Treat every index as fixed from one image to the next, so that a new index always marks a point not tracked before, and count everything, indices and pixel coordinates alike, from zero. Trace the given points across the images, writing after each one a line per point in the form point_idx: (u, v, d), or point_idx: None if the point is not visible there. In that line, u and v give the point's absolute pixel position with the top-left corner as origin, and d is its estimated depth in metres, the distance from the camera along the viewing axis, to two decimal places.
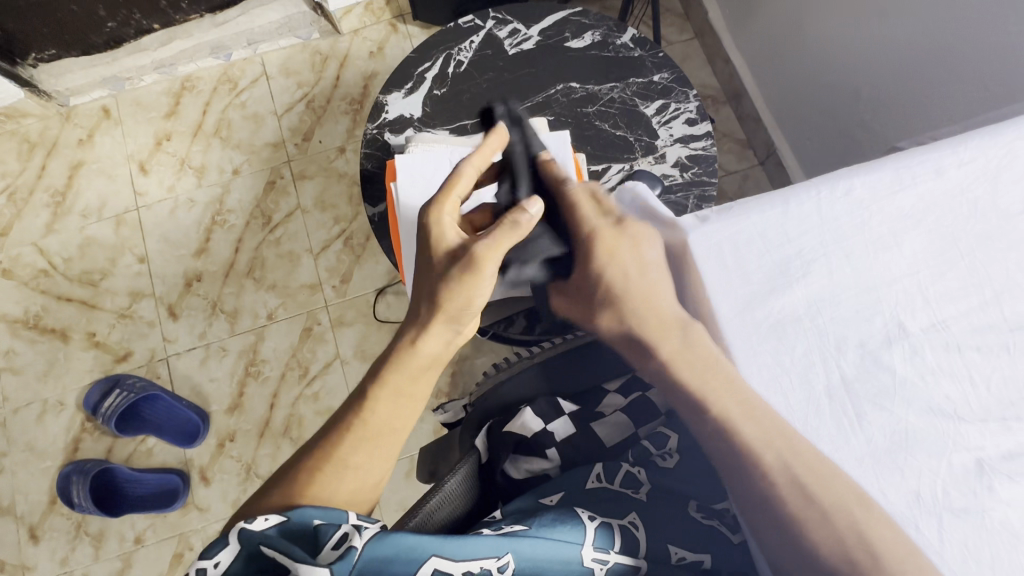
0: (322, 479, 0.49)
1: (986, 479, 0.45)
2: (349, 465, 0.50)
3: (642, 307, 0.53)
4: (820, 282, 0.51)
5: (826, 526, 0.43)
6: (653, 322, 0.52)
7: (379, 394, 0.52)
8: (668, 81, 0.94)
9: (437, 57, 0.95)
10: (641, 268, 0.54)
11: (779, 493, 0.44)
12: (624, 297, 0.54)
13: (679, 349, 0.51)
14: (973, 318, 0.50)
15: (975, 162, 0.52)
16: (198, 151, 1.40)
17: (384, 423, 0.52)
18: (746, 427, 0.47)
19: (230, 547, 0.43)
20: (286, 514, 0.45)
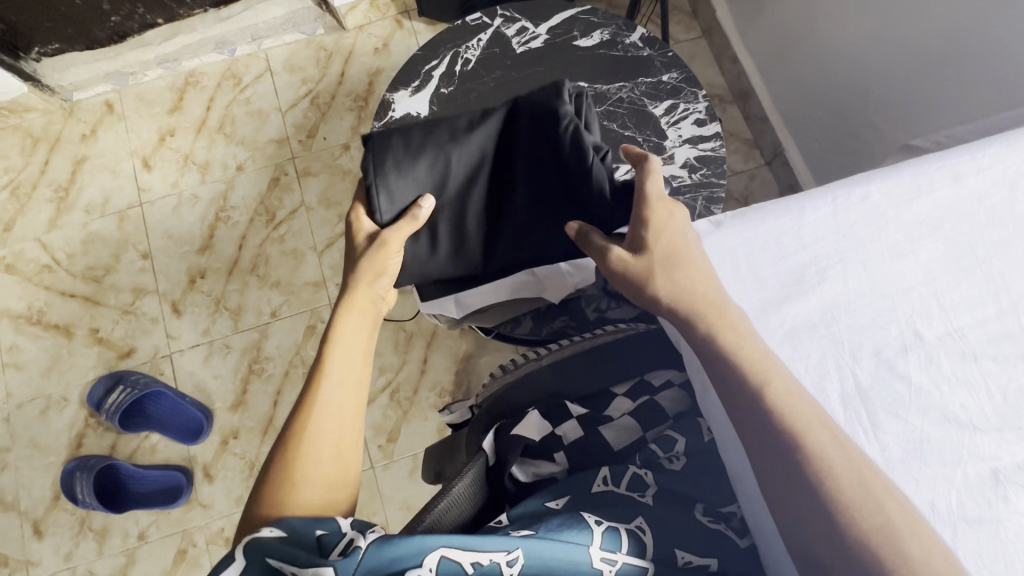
0: (302, 460, 0.53)
1: (1002, 489, 0.45)
2: (326, 435, 0.55)
3: (697, 269, 0.52)
4: (835, 289, 0.51)
5: (876, 513, 0.42)
6: (714, 290, 0.51)
7: (334, 358, 0.59)
8: (678, 81, 0.94)
9: (444, 55, 0.94)
10: (692, 238, 0.54)
11: (834, 474, 0.43)
12: (677, 259, 0.53)
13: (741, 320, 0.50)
14: (989, 327, 0.49)
15: (994, 169, 0.52)
16: (202, 147, 1.39)
17: (344, 399, 0.57)
18: (800, 411, 0.46)
19: (235, 563, 0.43)
20: (283, 525, 0.46)
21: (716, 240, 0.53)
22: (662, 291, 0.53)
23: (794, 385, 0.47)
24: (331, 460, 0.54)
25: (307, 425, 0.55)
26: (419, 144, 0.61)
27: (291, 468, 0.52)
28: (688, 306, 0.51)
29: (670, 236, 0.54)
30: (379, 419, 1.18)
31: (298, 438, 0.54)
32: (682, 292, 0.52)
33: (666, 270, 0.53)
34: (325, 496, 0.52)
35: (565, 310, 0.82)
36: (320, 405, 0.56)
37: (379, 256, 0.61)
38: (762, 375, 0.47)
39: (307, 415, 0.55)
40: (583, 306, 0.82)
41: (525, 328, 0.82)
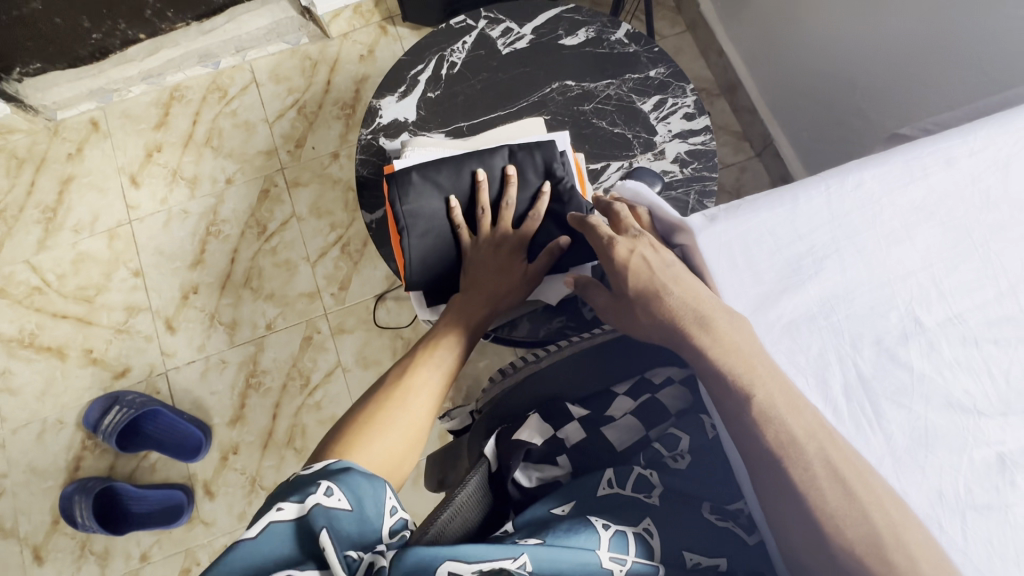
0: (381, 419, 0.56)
1: (1008, 474, 0.43)
2: (406, 410, 0.58)
3: (671, 300, 0.51)
4: (831, 280, 0.49)
5: (861, 524, 0.40)
6: (700, 303, 0.49)
7: (429, 356, 0.65)
8: (665, 76, 0.93)
9: (429, 59, 0.94)
10: (663, 261, 0.53)
11: (819, 485, 0.42)
12: (660, 287, 0.52)
13: (728, 330, 0.48)
14: (989, 310, 0.47)
15: (986, 151, 0.50)
16: (189, 161, 1.38)
17: (428, 374, 0.62)
18: (788, 421, 0.44)
19: (302, 502, 0.44)
20: (351, 497, 0.45)
21: (713, 233, 0.52)
22: (648, 325, 0.53)
23: (782, 395, 0.45)
24: (415, 417, 0.58)
25: (388, 399, 0.59)
26: (418, 190, 0.71)
27: (381, 417, 0.56)
28: (674, 326, 0.50)
29: (643, 267, 0.53)
30: None
31: (375, 409, 0.57)
32: (665, 322, 0.51)
33: (644, 306, 0.53)
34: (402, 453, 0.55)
35: (562, 310, 0.82)
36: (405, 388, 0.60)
37: (514, 257, 0.73)
38: (746, 382, 0.46)
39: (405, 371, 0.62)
40: (579, 305, 0.82)
41: (523, 330, 0.81)
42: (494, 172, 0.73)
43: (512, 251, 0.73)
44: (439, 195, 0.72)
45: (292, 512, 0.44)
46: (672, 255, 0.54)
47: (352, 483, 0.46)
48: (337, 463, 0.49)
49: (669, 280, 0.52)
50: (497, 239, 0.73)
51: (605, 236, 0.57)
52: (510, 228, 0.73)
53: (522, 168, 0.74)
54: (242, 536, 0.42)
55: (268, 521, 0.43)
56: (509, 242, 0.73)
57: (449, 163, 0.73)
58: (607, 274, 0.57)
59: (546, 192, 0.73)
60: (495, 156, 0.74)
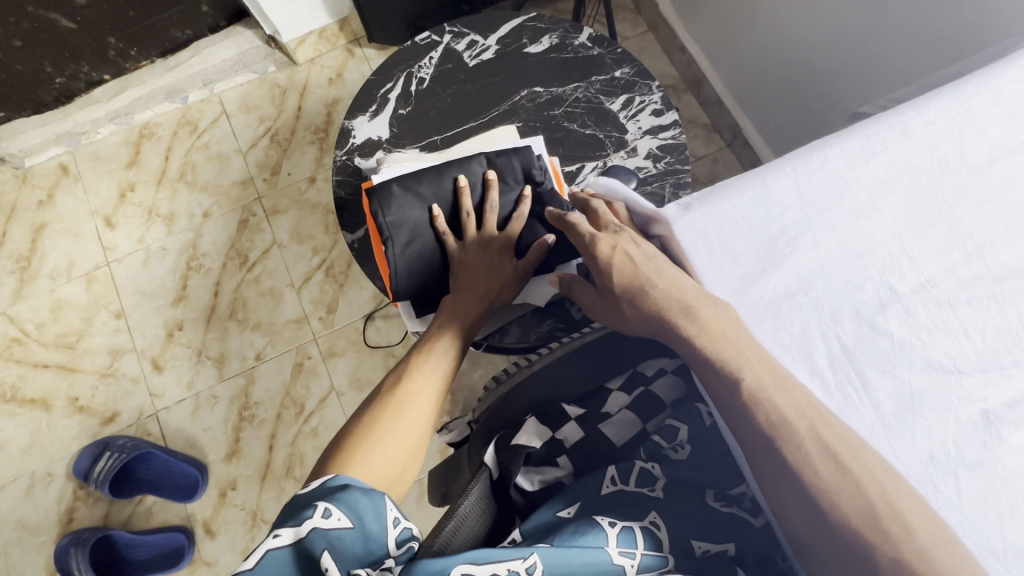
0: (381, 429, 0.55)
1: (994, 430, 0.44)
2: (405, 419, 0.57)
3: (656, 294, 0.51)
4: (806, 257, 0.50)
5: (856, 497, 0.41)
6: (684, 293, 0.50)
7: (424, 362, 0.64)
8: (630, 75, 0.95)
9: (398, 77, 0.95)
10: (645, 255, 0.54)
11: (812, 461, 0.42)
12: (646, 281, 0.52)
13: (713, 317, 0.48)
14: (959, 273, 0.48)
15: (942, 121, 0.52)
16: (164, 198, 1.37)
17: (424, 382, 0.61)
18: (777, 403, 0.44)
19: (299, 527, 0.43)
20: (351, 515, 0.44)
21: (686, 223, 0.53)
22: (635, 319, 0.54)
23: (770, 376, 0.46)
24: (413, 426, 0.57)
25: (386, 409, 0.58)
26: (400, 203, 0.72)
27: (379, 429, 0.56)
28: (661, 319, 0.51)
29: (626, 264, 0.54)
30: None
31: (373, 421, 0.56)
32: (651, 316, 0.52)
33: (631, 301, 0.53)
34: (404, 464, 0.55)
35: (550, 312, 0.82)
36: (402, 397, 0.59)
37: (502, 259, 0.73)
38: (733, 367, 0.46)
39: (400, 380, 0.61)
40: (567, 306, 0.82)
41: (514, 336, 0.82)
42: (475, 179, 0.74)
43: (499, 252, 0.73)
44: (421, 205, 0.72)
45: (289, 537, 0.43)
46: (652, 247, 0.55)
47: (351, 501, 0.45)
48: (336, 480, 0.48)
49: (654, 274, 0.52)
50: (483, 242, 0.73)
51: (585, 234, 0.58)
52: (495, 229, 0.74)
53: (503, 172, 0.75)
54: (242, 567, 0.42)
55: (267, 550, 0.43)
56: (495, 244, 0.73)
57: (429, 175, 0.74)
58: (592, 271, 0.58)
59: (527, 196, 0.74)
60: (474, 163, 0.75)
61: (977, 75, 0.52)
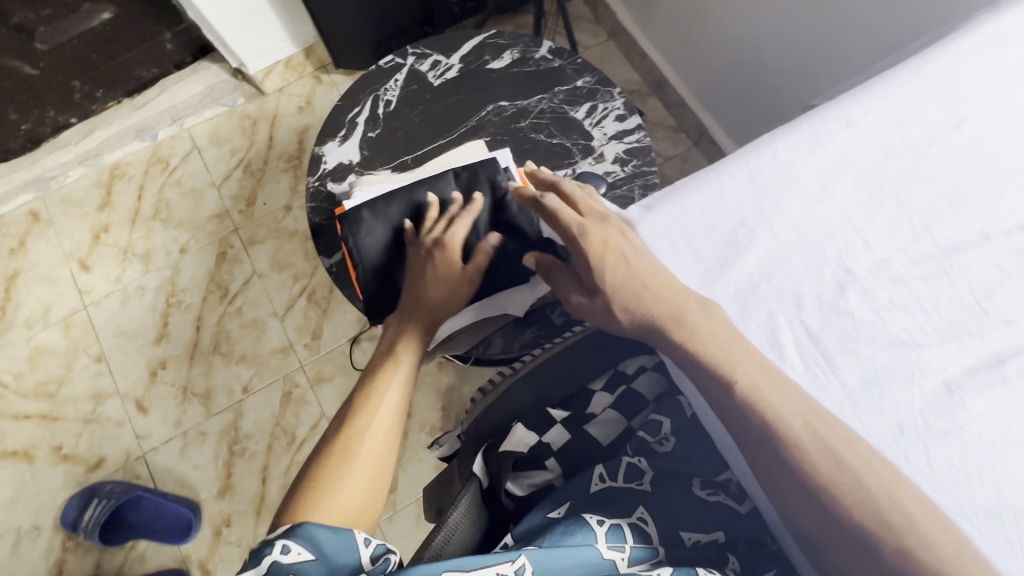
0: (332, 473, 0.51)
1: (957, 398, 0.46)
2: (358, 458, 0.53)
3: (647, 294, 0.51)
4: (765, 248, 0.52)
5: (830, 473, 0.42)
6: (673, 297, 0.50)
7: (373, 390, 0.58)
8: (592, 84, 0.98)
9: (365, 101, 0.97)
10: (633, 251, 0.53)
11: (787, 443, 0.44)
12: (639, 281, 0.52)
13: (703, 319, 0.49)
14: (911, 251, 0.50)
15: (881, 107, 0.54)
16: (140, 237, 1.36)
17: (376, 414, 0.56)
18: (771, 400, 0.45)
19: (259, 566, 0.45)
20: (311, 546, 0.46)
21: (649, 223, 0.55)
22: (625, 323, 0.53)
23: (741, 363, 0.47)
24: (369, 460, 0.53)
25: (336, 451, 0.53)
26: (369, 227, 0.73)
27: (337, 454, 0.53)
28: (653, 326, 0.51)
29: (617, 262, 0.53)
30: None
31: (324, 465, 0.52)
32: (643, 316, 0.51)
33: (624, 298, 0.52)
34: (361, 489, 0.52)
35: (531, 321, 0.83)
36: (353, 435, 0.54)
37: (454, 258, 0.69)
38: (727, 369, 0.47)
39: (356, 403, 0.57)
40: (549, 313, 0.84)
41: (497, 347, 0.83)
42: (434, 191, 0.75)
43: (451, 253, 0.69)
44: (390, 227, 0.74)
45: None
46: (642, 239, 0.54)
47: (308, 533, 0.46)
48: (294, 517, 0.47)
49: (646, 272, 0.52)
50: (435, 244, 0.70)
51: (572, 222, 0.57)
52: (449, 233, 0.70)
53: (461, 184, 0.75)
54: None
55: None
56: (448, 246, 0.69)
57: (399, 196, 0.75)
58: (580, 265, 0.56)
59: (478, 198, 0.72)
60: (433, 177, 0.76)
61: (913, 63, 0.55)
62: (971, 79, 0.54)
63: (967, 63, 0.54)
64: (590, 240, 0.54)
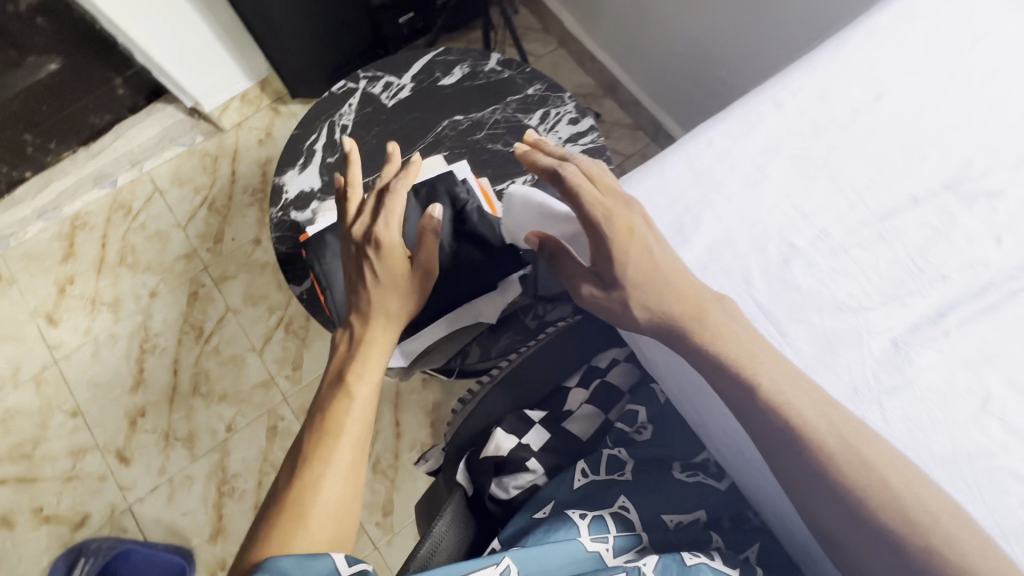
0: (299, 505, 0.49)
1: (904, 354, 0.48)
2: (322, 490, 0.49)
3: (668, 291, 0.50)
4: (711, 230, 0.54)
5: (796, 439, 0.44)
6: (693, 299, 0.50)
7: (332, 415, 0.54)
8: (543, 91, 1.00)
9: (321, 128, 0.98)
10: (654, 243, 0.52)
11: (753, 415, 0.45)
12: (662, 276, 0.51)
13: (722, 320, 0.49)
14: (847, 219, 0.53)
15: (806, 88, 0.57)
16: (107, 285, 1.34)
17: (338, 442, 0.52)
18: (796, 404, 0.45)
19: None
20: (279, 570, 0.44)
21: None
22: (643, 323, 0.51)
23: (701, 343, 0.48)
24: (334, 489, 0.50)
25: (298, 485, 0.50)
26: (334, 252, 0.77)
27: (294, 502, 0.49)
28: (675, 328, 0.50)
29: (641, 255, 0.51)
30: (369, 496, 1.18)
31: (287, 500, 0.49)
32: (666, 314, 0.50)
33: (650, 293, 0.50)
34: (325, 530, 0.48)
35: (505, 326, 0.85)
36: (315, 467, 0.51)
37: (391, 248, 0.66)
38: (708, 357, 0.48)
39: (316, 432, 0.53)
40: (522, 317, 0.85)
41: (475, 356, 0.84)
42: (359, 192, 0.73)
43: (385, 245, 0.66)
44: None
45: None
46: (662, 232, 0.54)
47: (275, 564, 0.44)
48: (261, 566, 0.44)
49: (668, 267, 0.51)
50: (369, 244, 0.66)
51: (597, 206, 0.52)
52: (385, 232, 0.67)
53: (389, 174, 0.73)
54: None
55: None
56: (382, 239, 0.66)
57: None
58: (601, 253, 0.52)
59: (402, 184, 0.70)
60: (355, 176, 0.73)
61: (830, 44, 0.58)
62: (886, 52, 0.57)
63: (881, 39, 0.57)
64: (615, 226, 0.51)
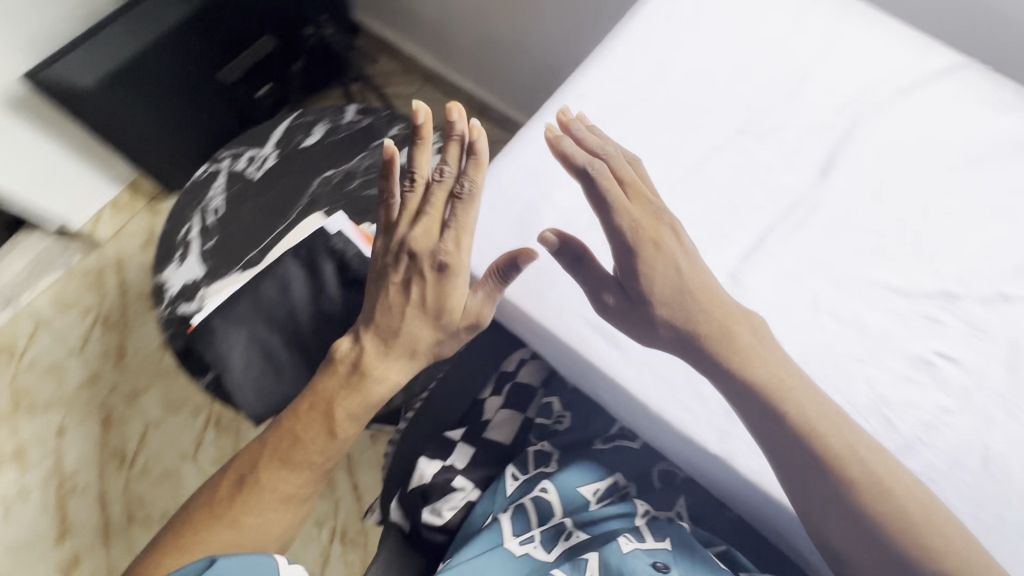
0: (253, 507, 0.58)
1: (739, 282, 0.54)
2: (272, 512, 0.59)
3: (698, 306, 0.50)
4: (551, 220, 0.58)
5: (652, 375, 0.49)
6: (723, 318, 0.50)
7: (305, 447, 0.59)
8: (405, 129, 1.04)
9: (193, 216, 0.97)
10: (688, 263, 0.51)
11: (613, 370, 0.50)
12: (689, 292, 0.50)
13: (750, 339, 0.50)
14: (667, 179, 0.58)
15: (605, 72, 0.62)
16: (5, 437, 1.23)
17: (297, 476, 0.60)
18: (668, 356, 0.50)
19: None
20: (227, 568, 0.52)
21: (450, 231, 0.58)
22: (665, 338, 0.50)
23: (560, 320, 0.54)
24: (279, 515, 0.59)
25: (254, 493, 0.58)
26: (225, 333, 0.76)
27: (242, 509, 0.58)
28: (699, 343, 0.50)
29: (666, 268, 0.51)
30: (344, 570, 1.13)
31: (242, 503, 0.58)
32: (696, 325, 0.50)
33: (677, 308, 0.50)
34: (253, 542, 0.58)
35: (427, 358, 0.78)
36: (271, 489, 0.59)
37: (454, 276, 0.56)
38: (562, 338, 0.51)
39: (286, 457, 0.59)
40: None
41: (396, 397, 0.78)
42: (425, 173, 0.59)
43: (435, 270, 0.57)
44: (241, 328, 0.76)
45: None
46: (691, 247, 0.53)
47: (222, 565, 0.52)
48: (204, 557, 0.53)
49: (698, 287, 0.51)
50: (430, 264, 0.57)
51: (627, 217, 0.51)
52: (448, 252, 0.56)
53: (462, 150, 0.57)
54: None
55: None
56: (448, 261, 0.56)
57: (245, 295, 0.77)
58: (626, 272, 0.51)
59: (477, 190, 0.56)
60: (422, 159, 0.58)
61: (615, 32, 0.64)
62: (664, 28, 0.64)
63: (658, 18, 0.64)
64: (639, 245, 0.50)
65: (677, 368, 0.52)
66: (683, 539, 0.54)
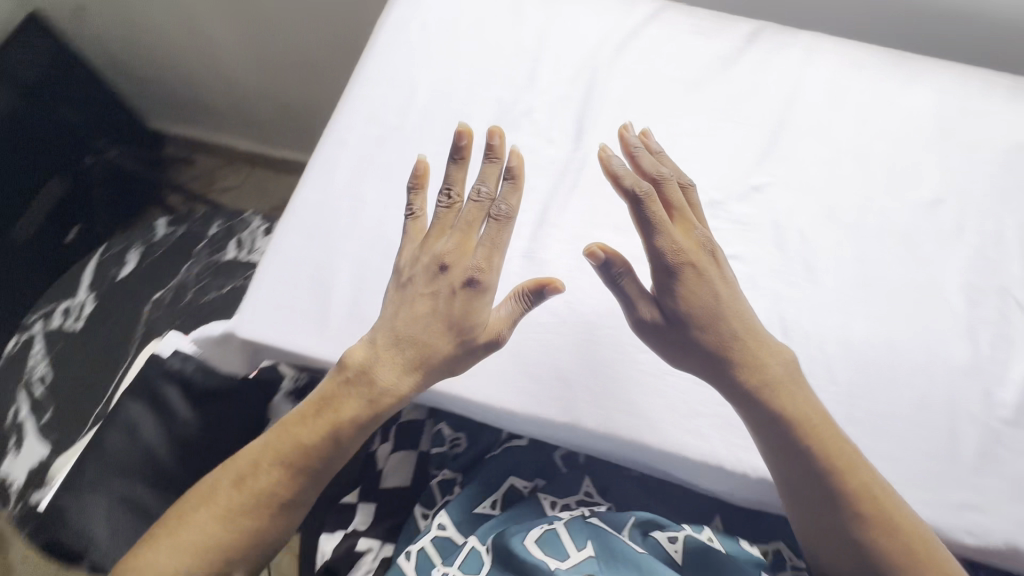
0: (245, 511, 0.49)
1: (534, 260, 0.58)
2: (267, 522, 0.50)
3: (739, 328, 0.49)
4: (346, 268, 0.58)
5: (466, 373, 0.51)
6: (760, 353, 0.49)
7: (309, 452, 0.50)
8: (225, 225, 1.02)
9: (17, 395, 0.87)
10: (727, 296, 0.49)
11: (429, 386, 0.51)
12: (723, 319, 0.48)
13: (784, 373, 0.49)
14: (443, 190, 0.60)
15: (356, 116, 0.64)
16: None
17: (299, 485, 0.51)
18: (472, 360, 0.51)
19: None
20: None
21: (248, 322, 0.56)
22: (687, 361, 0.49)
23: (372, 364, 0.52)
24: (273, 526, 0.51)
25: (249, 498, 0.50)
26: None
27: (236, 507, 0.50)
28: (735, 360, 0.48)
29: (707, 294, 0.49)
30: None
31: (234, 509, 0.49)
32: (729, 339, 0.49)
33: (709, 329, 0.48)
34: (243, 548, 0.50)
35: None
36: (269, 498, 0.50)
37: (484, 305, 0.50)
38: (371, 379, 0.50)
39: (294, 465, 0.50)
40: None
41: None
42: (462, 192, 0.54)
43: (465, 285, 0.50)
44: None
45: None
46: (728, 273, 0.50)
47: None
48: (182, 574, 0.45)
49: (735, 326, 0.49)
50: (458, 286, 0.50)
51: (672, 242, 0.48)
52: (481, 280, 0.50)
53: (502, 174, 0.54)
54: None
55: None
56: (482, 284, 0.50)
57: None
58: (665, 292, 0.49)
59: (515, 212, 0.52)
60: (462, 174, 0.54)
61: (357, 75, 0.67)
62: (397, 59, 0.67)
63: (389, 51, 0.67)
64: (681, 269, 0.48)
65: (503, 359, 0.55)
66: (603, 541, 0.54)
